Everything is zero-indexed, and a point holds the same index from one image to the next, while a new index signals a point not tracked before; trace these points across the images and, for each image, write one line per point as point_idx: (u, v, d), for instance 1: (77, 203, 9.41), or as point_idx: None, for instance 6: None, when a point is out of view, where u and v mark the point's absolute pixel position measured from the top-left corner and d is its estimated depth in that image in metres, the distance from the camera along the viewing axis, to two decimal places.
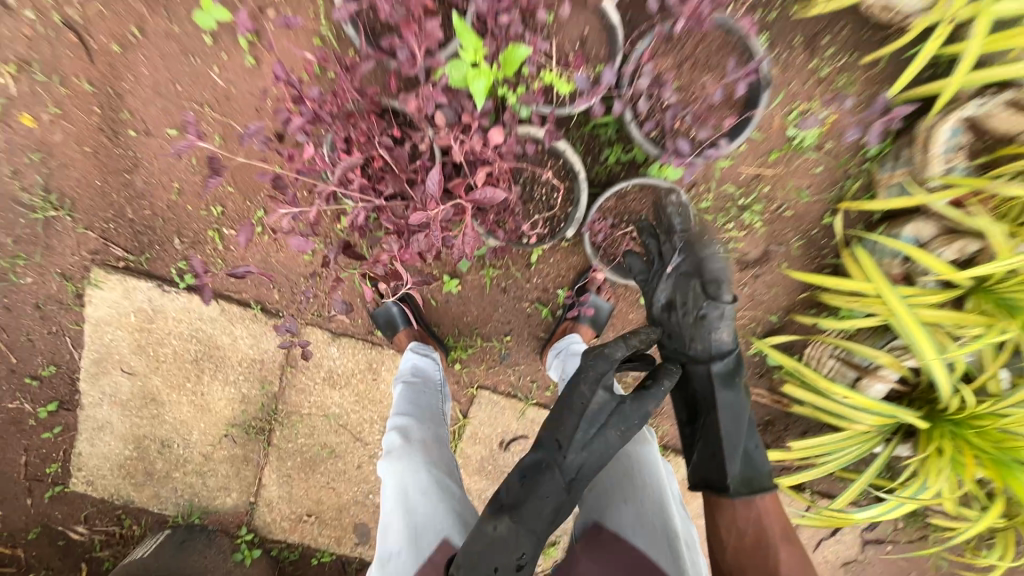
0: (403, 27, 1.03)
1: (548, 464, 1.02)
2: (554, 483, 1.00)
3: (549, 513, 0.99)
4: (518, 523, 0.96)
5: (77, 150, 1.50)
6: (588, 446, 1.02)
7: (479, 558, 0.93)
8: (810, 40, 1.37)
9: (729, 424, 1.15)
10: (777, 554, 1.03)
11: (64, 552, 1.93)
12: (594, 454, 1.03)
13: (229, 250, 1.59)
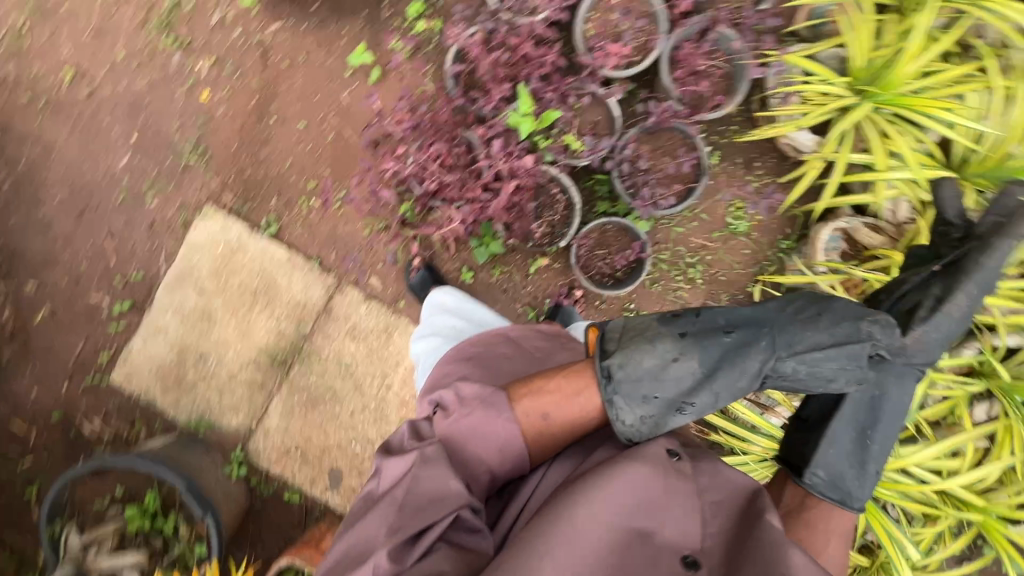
0: (488, 84, 1.66)
1: (743, 347, 1.19)
2: (759, 363, 1.20)
3: (726, 382, 1.18)
4: (700, 374, 1.17)
5: (230, 122, 2.09)
6: (818, 363, 1.21)
7: (637, 369, 1.14)
8: (748, 159, 1.98)
9: (860, 436, 1.30)
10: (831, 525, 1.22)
11: (68, 443, 2.14)
12: (813, 367, 1.22)
13: (310, 214, 2.11)
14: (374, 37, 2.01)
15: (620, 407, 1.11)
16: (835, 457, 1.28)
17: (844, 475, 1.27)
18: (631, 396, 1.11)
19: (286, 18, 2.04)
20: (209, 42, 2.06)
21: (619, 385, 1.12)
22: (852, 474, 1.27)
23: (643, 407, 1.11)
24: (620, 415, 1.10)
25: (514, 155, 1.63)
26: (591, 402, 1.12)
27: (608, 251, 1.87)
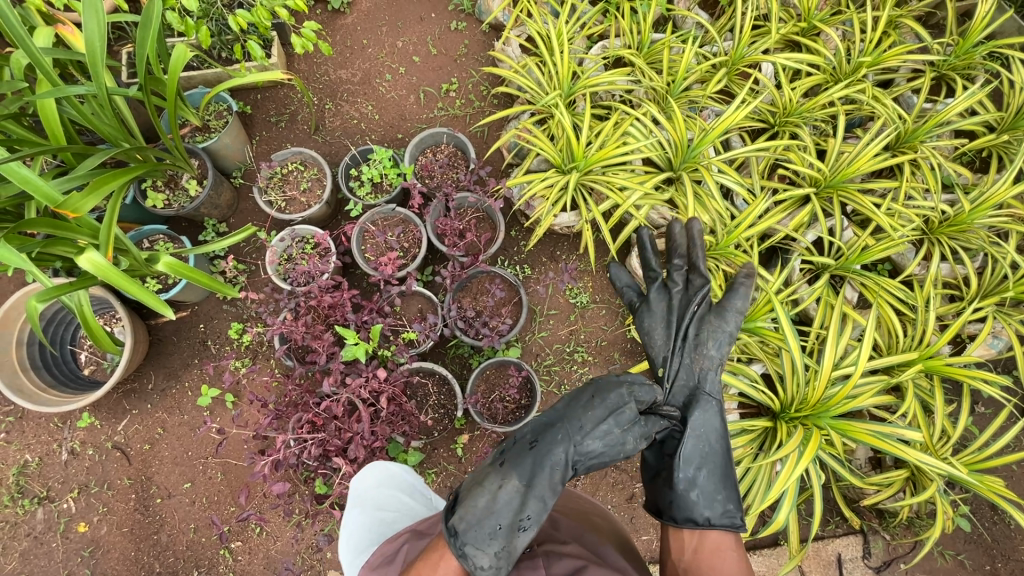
0: (313, 343, 1.84)
1: (553, 449, 1.29)
2: (561, 455, 1.29)
3: (544, 488, 1.23)
4: (524, 490, 1.21)
5: (118, 534, 2.02)
6: (601, 436, 1.35)
7: (477, 511, 1.14)
8: (548, 256, 2.34)
9: (710, 460, 1.41)
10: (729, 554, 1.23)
11: None
12: (603, 441, 1.35)
13: (237, 560, 2.00)
14: (213, 372, 2.18)
15: (473, 553, 1.08)
16: (711, 489, 1.36)
17: (712, 498, 1.34)
18: (478, 541, 1.10)
19: (129, 409, 2.14)
20: (65, 478, 2.07)
21: (462, 536, 1.10)
22: (722, 494, 1.35)
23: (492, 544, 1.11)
24: (475, 561, 1.07)
25: (352, 380, 1.72)
26: (451, 568, 1.05)
27: (501, 387, 1.99)
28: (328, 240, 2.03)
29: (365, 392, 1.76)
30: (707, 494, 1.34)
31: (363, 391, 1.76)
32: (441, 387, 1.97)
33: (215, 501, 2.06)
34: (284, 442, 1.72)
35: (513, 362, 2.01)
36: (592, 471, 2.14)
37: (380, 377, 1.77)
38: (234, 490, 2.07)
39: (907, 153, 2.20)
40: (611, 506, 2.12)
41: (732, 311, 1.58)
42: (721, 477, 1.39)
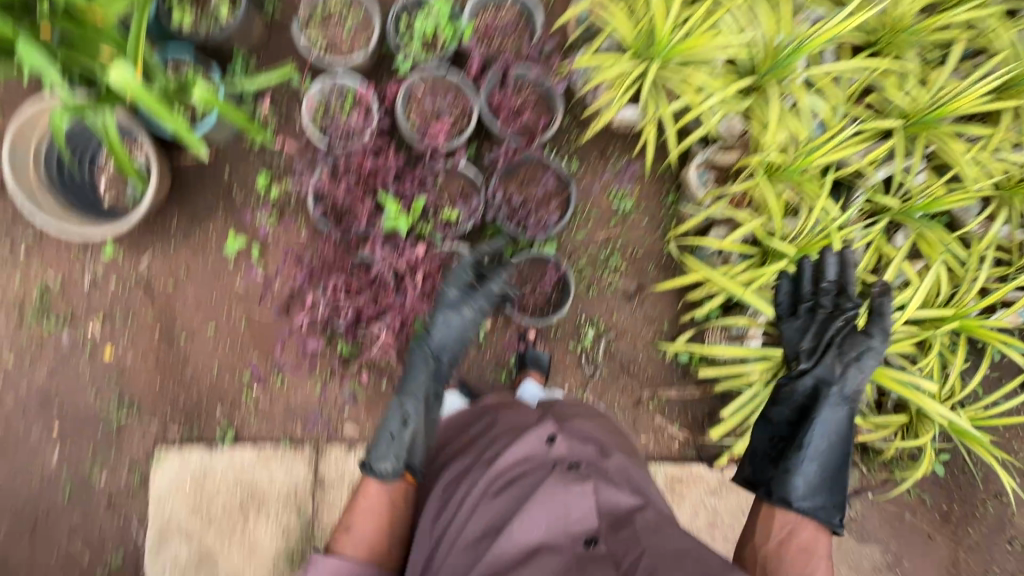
0: (353, 206, 1.74)
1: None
2: (423, 355, 1.66)
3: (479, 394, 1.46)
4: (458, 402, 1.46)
5: (143, 364, 2.08)
6: (445, 320, 1.70)
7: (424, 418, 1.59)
8: (600, 152, 2.19)
9: (834, 451, 1.54)
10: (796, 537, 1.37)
11: None
12: (447, 329, 1.71)
13: (259, 404, 2.09)
14: (238, 221, 2.10)
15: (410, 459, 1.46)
16: (820, 484, 1.48)
17: (821, 492, 1.46)
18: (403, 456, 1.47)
19: (152, 246, 2.09)
20: (89, 305, 2.07)
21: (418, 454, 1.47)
22: (831, 491, 1.47)
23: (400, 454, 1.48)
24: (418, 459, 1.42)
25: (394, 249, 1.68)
26: (371, 485, 1.41)
27: (533, 282, 1.98)
28: (371, 98, 1.85)
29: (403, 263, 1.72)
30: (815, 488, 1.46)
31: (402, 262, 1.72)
32: None
33: (239, 347, 2.10)
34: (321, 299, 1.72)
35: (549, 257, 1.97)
36: (606, 373, 2.19)
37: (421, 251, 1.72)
38: (257, 340, 2.10)
39: (1013, 98, 2.00)
40: (617, 406, 2.19)
41: (878, 335, 1.66)
42: (836, 475, 1.50)
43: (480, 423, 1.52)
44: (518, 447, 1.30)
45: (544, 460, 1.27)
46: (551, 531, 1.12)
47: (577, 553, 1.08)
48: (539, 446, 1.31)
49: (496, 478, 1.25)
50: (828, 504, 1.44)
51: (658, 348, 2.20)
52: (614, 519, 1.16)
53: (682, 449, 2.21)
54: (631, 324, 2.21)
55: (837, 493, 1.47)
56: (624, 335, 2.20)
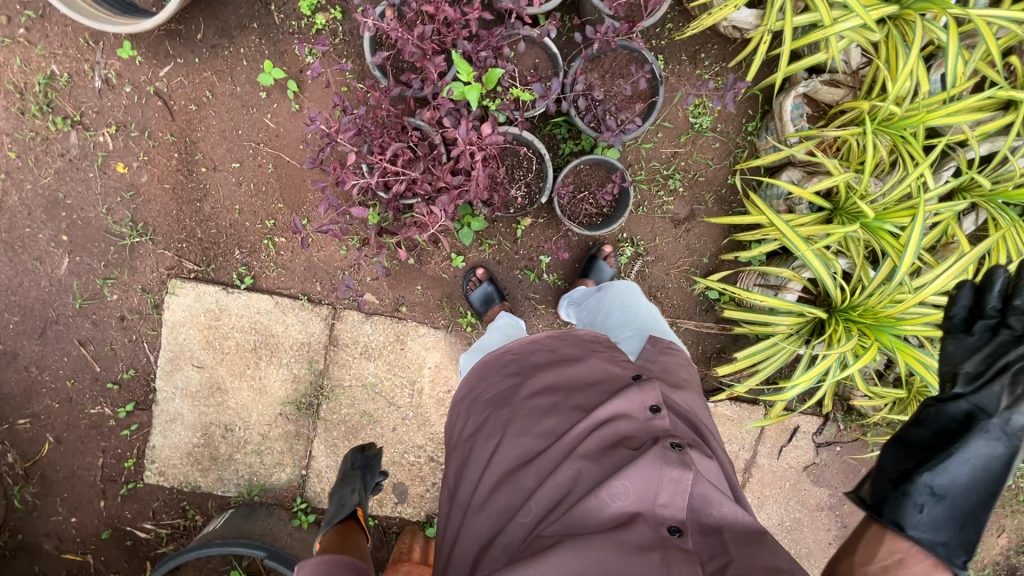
0: (420, 63, 1.52)
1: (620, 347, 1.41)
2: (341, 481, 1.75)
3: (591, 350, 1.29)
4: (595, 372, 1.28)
5: (159, 189, 1.94)
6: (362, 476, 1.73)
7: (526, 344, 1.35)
8: (690, 56, 1.95)
9: (970, 475, 1.11)
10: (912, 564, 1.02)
11: (132, 553, 2.09)
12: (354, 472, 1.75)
13: (280, 254, 2.01)
14: (276, 49, 1.85)
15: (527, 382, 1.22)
16: (951, 506, 1.08)
17: (941, 515, 1.07)
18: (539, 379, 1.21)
19: (175, 56, 1.85)
20: (100, 109, 1.87)
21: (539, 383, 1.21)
22: (954, 525, 1.06)
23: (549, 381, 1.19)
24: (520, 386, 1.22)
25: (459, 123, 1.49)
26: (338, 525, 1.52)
27: (590, 189, 1.83)
28: None
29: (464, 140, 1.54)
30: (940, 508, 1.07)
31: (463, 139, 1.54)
32: (532, 164, 1.78)
33: (264, 191, 1.96)
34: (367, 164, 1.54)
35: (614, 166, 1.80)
36: None
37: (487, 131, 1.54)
38: (284, 188, 1.96)
39: None
40: None
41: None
42: (974, 512, 1.08)
43: (575, 346, 1.29)
44: (617, 402, 1.09)
45: (646, 427, 1.07)
46: (634, 501, 0.95)
47: (655, 533, 0.93)
48: (639, 409, 1.10)
49: (586, 427, 1.06)
50: (946, 530, 1.06)
51: (691, 280, 2.16)
52: (703, 518, 0.98)
53: None
54: (671, 251, 2.13)
55: (972, 530, 1.06)
56: (661, 261, 2.13)
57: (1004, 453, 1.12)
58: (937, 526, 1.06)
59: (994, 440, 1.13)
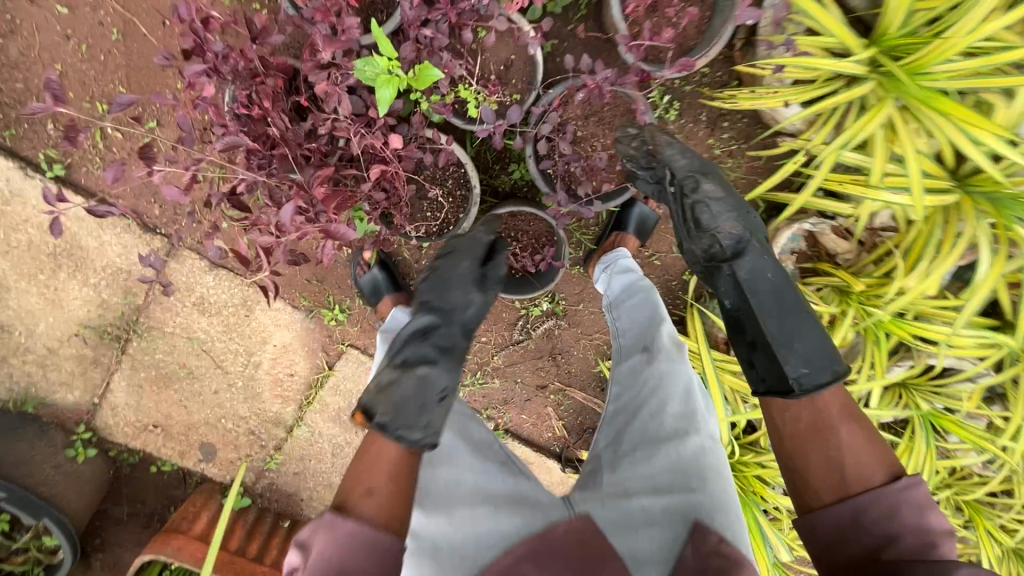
0: (323, 9, 1.01)
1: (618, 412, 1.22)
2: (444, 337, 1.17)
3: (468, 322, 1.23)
4: (445, 362, 1.14)
5: None
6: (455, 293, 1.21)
7: (443, 269, 1.25)
8: (709, 120, 1.51)
9: (767, 324, 1.12)
10: (841, 437, 0.98)
11: None
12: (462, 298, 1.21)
13: (110, 152, 1.50)
14: None
15: (406, 429, 1.03)
16: (800, 351, 1.07)
17: (806, 348, 1.07)
18: (406, 418, 1.03)
19: None
20: None
21: (385, 418, 1.02)
22: (817, 339, 1.09)
23: (424, 416, 1.05)
24: (409, 437, 1.02)
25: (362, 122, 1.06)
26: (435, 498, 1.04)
27: (517, 245, 1.46)
28: None
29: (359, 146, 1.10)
30: (804, 346, 1.08)
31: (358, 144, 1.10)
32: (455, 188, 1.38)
33: (105, 64, 1.42)
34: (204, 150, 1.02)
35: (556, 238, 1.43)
36: (532, 347, 1.88)
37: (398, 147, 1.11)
38: (132, 71, 1.42)
39: None
40: (520, 380, 1.94)
41: (728, 200, 1.25)
42: (805, 353, 1.07)
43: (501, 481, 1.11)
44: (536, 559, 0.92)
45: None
46: None
47: None
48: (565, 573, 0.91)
49: None
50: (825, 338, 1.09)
51: (598, 357, 1.90)
52: None
53: (552, 443, 2.08)
54: (590, 321, 1.85)
55: (797, 361, 1.06)
56: (576, 327, 1.85)
57: (749, 254, 1.19)
58: (772, 377, 1.08)
59: (743, 262, 1.18)
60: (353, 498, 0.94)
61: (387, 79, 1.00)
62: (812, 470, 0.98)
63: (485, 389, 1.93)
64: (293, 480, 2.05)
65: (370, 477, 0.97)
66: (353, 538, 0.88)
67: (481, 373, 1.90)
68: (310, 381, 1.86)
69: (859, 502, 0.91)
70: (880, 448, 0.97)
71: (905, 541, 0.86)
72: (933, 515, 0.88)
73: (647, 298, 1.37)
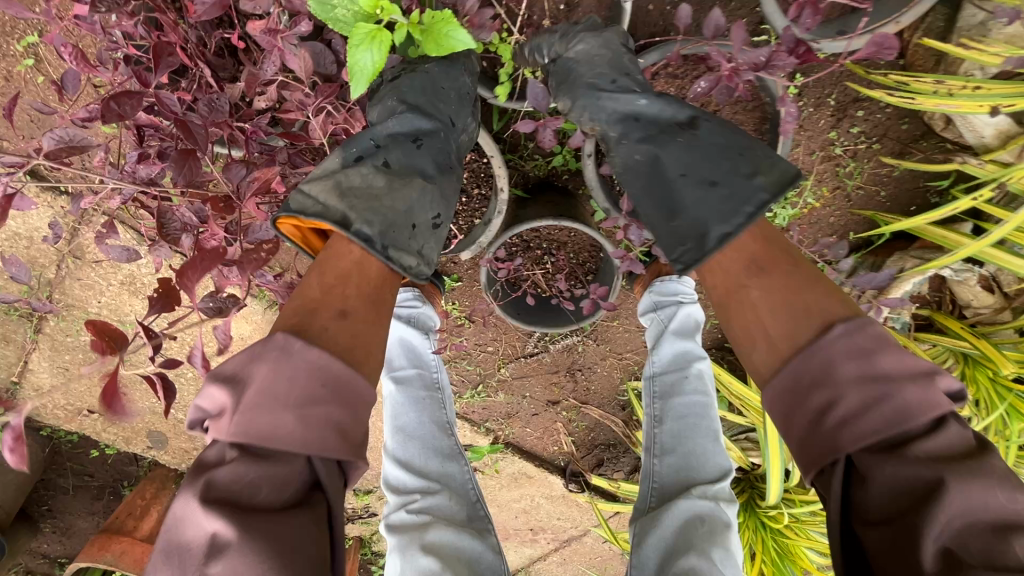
0: None
1: (641, 535, 0.99)
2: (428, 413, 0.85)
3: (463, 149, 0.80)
4: (440, 181, 0.71)
5: None
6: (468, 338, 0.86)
7: (430, 66, 0.78)
8: (835, 109, 1.07)
9: (661, 198, 0.69)
10: (752, 295, 0.64)
11: None
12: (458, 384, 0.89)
13: None
14: None
15: (397, 250, 0.64)
16: (693, 209, 0.66)
17: (714, 206, 0.66)
18: (395, 236, 0.64)
19: None
20: None
21: (370, 229, 0.61)
22: (731, 187, 0.66)
23: (417, 240, 0.66)
24: (402, 262, 0.64)
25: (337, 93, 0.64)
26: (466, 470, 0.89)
27: (548, 267, 1.07)
28: None
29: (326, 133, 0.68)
30: (714, 193, 0.66)
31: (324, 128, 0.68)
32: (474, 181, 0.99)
33: None
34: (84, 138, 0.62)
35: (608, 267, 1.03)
36: (547, 362, 1.58)
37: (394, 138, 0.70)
38: None
39: None
40: (529, 394, 1.63)
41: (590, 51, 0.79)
42: (692, 195, 0.68)
43: None
44: None
45: None
46: None
47: None
48: None
49: None
50: (751, 183, 0.66)
51: (625, 378, 1.60)
52: None
53: (557, 457, 1.76)
54: (622, 339, 1.53)
55: (711, 214, 0.65)
56: (603, 345, 1.55)
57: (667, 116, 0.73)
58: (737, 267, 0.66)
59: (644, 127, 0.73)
60: (317, 321, 0.57)
61: (369, 31, 0.55)
62: (735, 334, 0.66)
63: (487, 402, 1.63)
64: None
65: (346, 285, 0.60)
66: (326, 373, 0.54)
67: (483, 385, 1.59)
68: None
69: (795, 364, 0.59)
70: (822, 289, 0.62)
71: (849, 404, 0.56)
72: (884, 361, 0.56)
73: (699, 400, 1.10)
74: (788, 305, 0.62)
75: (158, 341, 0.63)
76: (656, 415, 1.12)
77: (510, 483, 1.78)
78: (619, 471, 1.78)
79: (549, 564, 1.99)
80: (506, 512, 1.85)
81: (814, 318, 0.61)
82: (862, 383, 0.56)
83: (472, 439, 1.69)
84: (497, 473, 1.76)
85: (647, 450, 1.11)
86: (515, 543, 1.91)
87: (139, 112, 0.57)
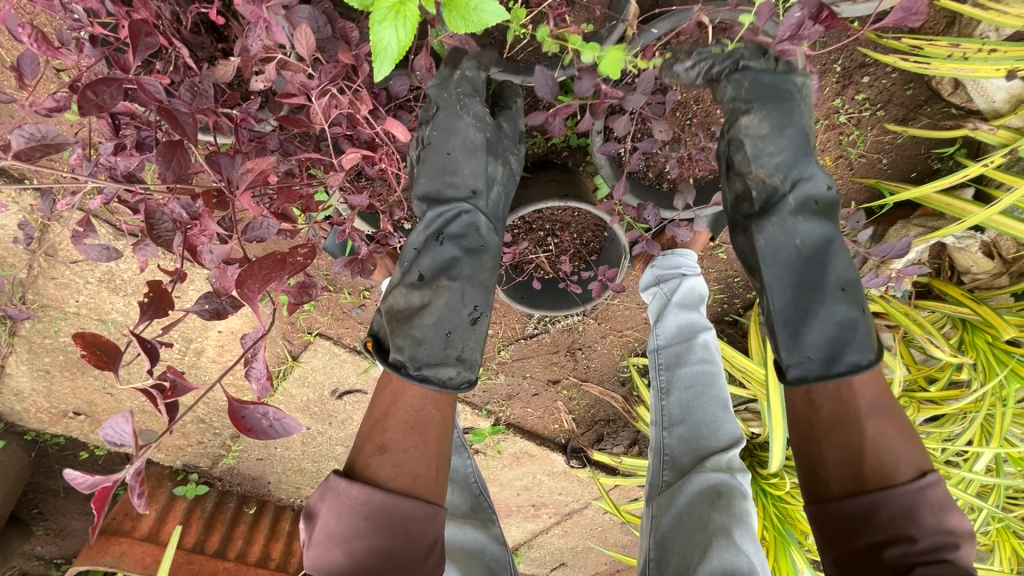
0: None
1: (658, 513, 0.98)
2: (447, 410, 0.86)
3: (495, 208, 0.78)
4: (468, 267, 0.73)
5: None
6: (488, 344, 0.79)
7: (431, 125, 0.73)
8: (840, 77, 1.04)
9: (823, 311, 0.69)
10: (863, 427, 0.64)
11: None
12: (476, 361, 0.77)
13: None
14: None
15: (433, 366, 0.68)
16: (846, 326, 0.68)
17: (852, 341, 0.67)
18: (429, 352, 0.67)
19: None
20: None
21: (399, 353, 0.66)
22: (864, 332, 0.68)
23: (455, 349, 0.69)
24: (440, 375, 0.67)
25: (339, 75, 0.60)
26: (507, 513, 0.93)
27: (553, 250, 1.05)
28: None
29: (322, 122, 0.63)
30: (853, 329, 0.68)
31: (320, 117, 0.62)
32: None
33: None
34: (58, 135, 0.56)
35: (613, 255, 1.00)
36: (547, 342, 1.57)
37: (395, 127, 0.65)
38: None
39: None
40: (528, 375, 1.62)
41: (767, 113, 0.73)
42: (841, 303, 0.69)
43: None
44: None
45: None
46: None
47: None
48: None
49: None
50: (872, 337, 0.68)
51: (625, 354, 1.60)
52: None
53: (558, 435, 1.74)
54: (622, 316, 1.54)
55: (854, 333, 0.68)
56: (603, 324, 1.55)
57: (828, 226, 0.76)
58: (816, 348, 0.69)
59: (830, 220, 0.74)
60: (362, 458, 0.63)
61: (391, 7, 0.53)
62: (828, 461, 0.65)
63: (487, 384, 1.62)
64: (256, 465, 1.70)
65: (386, 419, 0.64)
66: (367, 507, 0.59)
67: (483, 369, 1.58)
68: (270, 373, 1.49)
69: (878, 494, 0.61)
70: (917, 440, 0.65)
71: (921, 545, 0.59)
72: (955, 517, 0.60)
73: (706, 369, 1.08)
74: (902, 427, 0.65)
75: (157, 352, 0.58)
76: (664, 387, 1.11)
77: (513, 463, 1.77)
78: (619, 445, 1.75)
79: (553, 539, 2.00)
80: (509, 491, 1.84)
81: (916, 461, 0.63)
82: (938, 531, 0.59)
83: (473, 423, 1.67)
84: (499, 454, 1.74)
85: (657, 423, 1.10)
86: (519, 521, 1.91)
87: (117, 100, 0.52)
